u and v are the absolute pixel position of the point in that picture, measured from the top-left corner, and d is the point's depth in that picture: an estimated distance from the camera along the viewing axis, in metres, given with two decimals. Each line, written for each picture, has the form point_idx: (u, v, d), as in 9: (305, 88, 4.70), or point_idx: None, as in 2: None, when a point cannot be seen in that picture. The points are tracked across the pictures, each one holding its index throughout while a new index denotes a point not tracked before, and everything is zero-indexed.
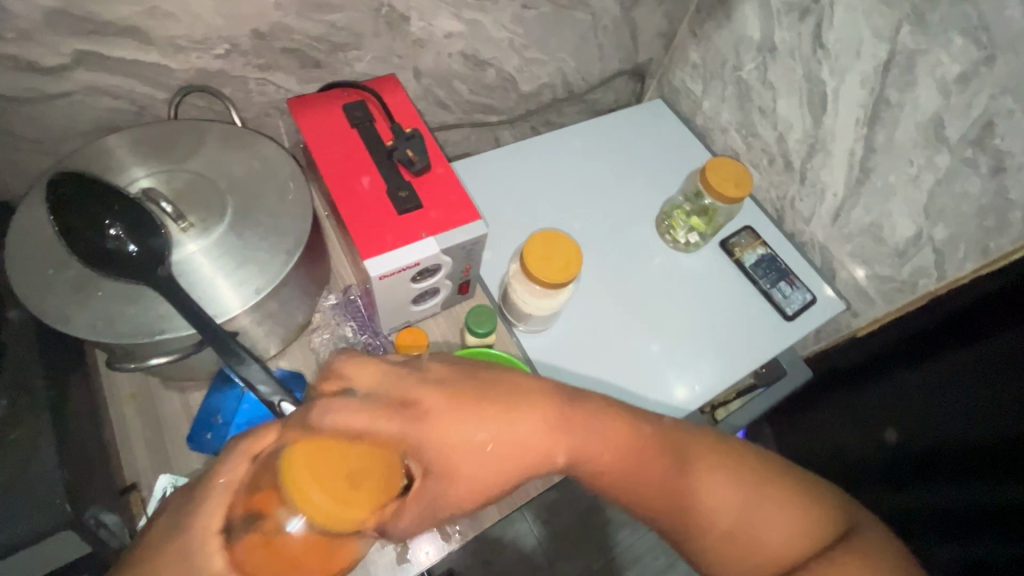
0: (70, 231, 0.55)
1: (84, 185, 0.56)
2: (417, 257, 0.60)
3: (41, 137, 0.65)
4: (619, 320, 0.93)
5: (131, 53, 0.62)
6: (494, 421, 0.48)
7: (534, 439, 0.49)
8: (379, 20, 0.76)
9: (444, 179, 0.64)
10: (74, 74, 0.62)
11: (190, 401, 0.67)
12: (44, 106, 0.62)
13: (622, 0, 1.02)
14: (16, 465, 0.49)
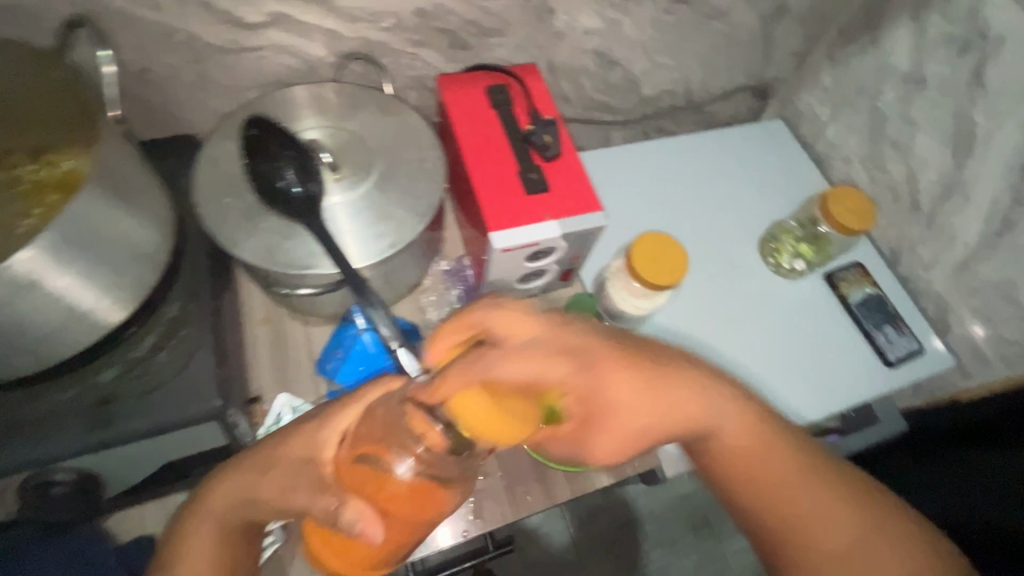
0: (253, 168, 0.62)
1: (271, 130, 0.64)
2: (539, 238, 0.63)
3: (223, 84, 0.74)
4: (706, 333, 0.92)
5: (315, 18, 0.70)
6: (640, 380, 0.53)
7: (683, 406, 0.54)
8: (527, 11, 0.80)
9: (573, 168, 0.67)
10: (264, 32, 0.69)
11: (311, 334, 0.74)
12: (237, 59, 0.71)
13: (763, 15, 1.00)
14: (183, 358, 0.56)
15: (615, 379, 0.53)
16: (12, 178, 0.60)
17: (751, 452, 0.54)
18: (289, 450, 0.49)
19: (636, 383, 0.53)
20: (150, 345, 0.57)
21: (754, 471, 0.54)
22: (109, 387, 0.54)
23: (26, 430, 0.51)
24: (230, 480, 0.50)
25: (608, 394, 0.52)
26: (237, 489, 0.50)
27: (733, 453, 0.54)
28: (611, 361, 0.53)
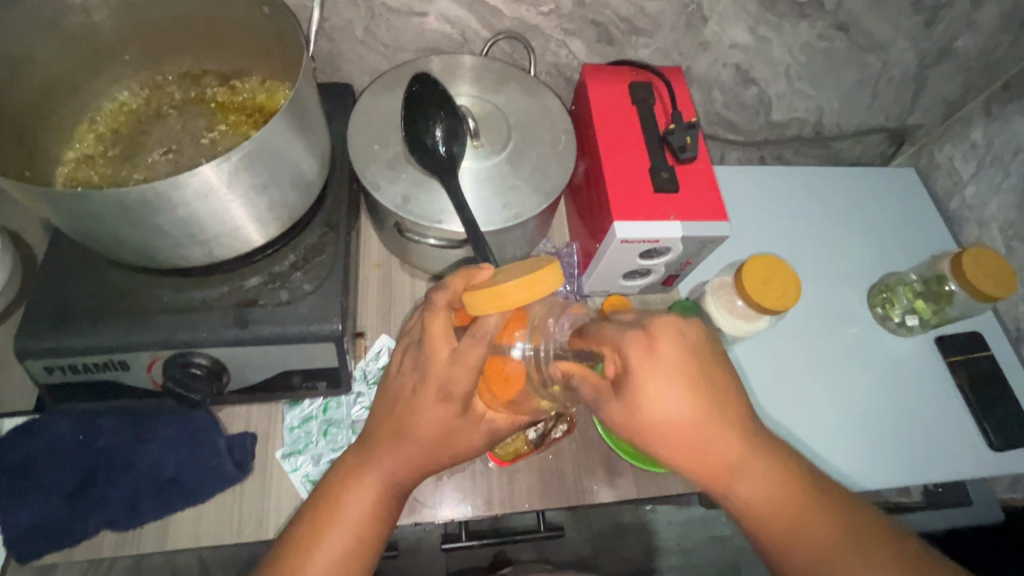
0: (409, 123, 0.67)
1: (432, 90, 0.69)
2: (661, 236, 0.63)
3: (378, 43, 0.78)
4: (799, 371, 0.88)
5: None
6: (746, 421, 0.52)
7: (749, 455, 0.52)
8: (680, 17, 0.80)
9: (706, 175, 0.67)
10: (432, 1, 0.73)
11: (417, 287, 0.78)
12: (401, 22, 0.75)
13: (923, 56, 0.94)
14: (318, 281, 0.61)
15: (670, 392, 0.51)
16: (201, 96, 0.67)
17: (810, 526, 0.50)
18: (432, 398, 0.54)
19: (687, 396, 0.52)
20: (290, 263, 0.63)
21: (815, 545, 0.50)
22: (253, 293, 0.60)
23: (182, 314, 0.58)
24: (381, 423, 0.56)
25: (666, 403, 0.51)
26: (401, 429, 0.55)
27: (780, 509, 0.51)
28: (668, 369, 0.51)
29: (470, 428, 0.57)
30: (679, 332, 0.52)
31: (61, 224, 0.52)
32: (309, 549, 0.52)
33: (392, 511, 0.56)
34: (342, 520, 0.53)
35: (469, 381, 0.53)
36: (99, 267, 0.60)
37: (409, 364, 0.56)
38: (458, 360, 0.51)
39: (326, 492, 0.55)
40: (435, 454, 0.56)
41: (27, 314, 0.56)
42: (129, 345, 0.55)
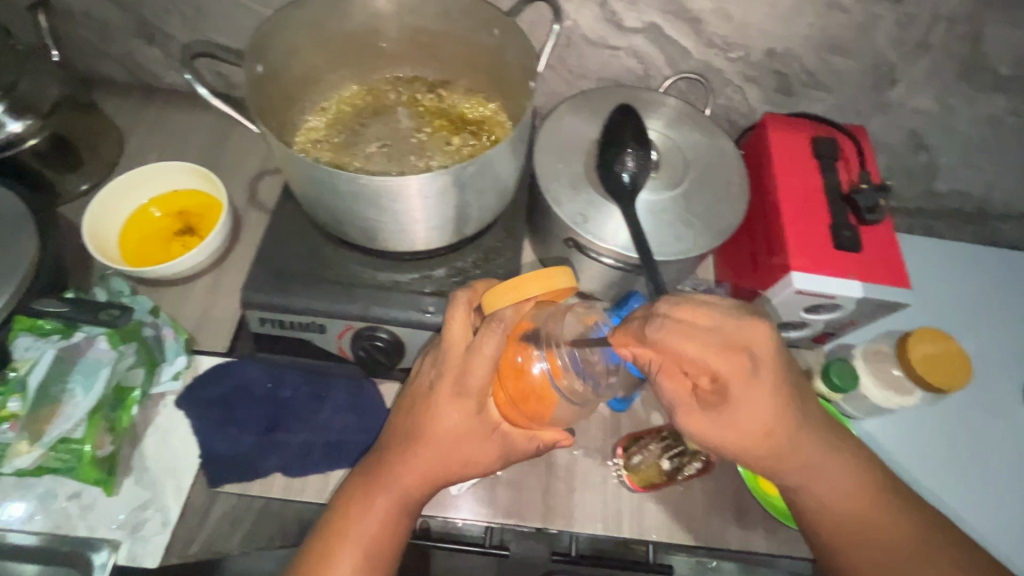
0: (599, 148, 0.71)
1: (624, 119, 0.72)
2: (840, 293, 0.63)
3: (563, 69, 0.82)
4: (949, 473, 0.79)
5: (676, 34, 0.76)
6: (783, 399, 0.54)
7: (818, 438, 0.57)
8: (868, 77, 0.79)
9: (889, 239, 0.67)
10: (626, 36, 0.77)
11: None
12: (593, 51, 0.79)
13: None
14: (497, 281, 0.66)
15: (766, 397, 0.53)
16: (411, 99, 0.74)
17: (854, 489, 0.57)
18: (448, 395, 0.55)
19: (778, 403, 0.54)
20: (471, 261, 0.68)
21: (860, 507, 0.57)
22: (439, 284, 0.66)
23: (378, 292, 0.64)
24: (403, 416, 0.58)
25: (737, 411, 0.53)
26: (416, 440, 0.56)
27: (832, 474, 0.57)
28: (761, 370, 0.52)
29: (484, 435, 0.57)
30: (725, 330, 0.51)
31: (308, 195, 0.59)
32: (338, 551, 0.55)
33: (410, 521, 0.58)
34: (361, 527, 0.55)
35: (485, 379, 0.54)
36: (311, 237, 0.67)
37: (428, 364, 0.57)
38: (472, 356, 0.53)
39: (356, 489, 0.57)
40: (447, 468, 0.57)
41: (252, 270, 0.64)
42: (333, 312, 0.62)
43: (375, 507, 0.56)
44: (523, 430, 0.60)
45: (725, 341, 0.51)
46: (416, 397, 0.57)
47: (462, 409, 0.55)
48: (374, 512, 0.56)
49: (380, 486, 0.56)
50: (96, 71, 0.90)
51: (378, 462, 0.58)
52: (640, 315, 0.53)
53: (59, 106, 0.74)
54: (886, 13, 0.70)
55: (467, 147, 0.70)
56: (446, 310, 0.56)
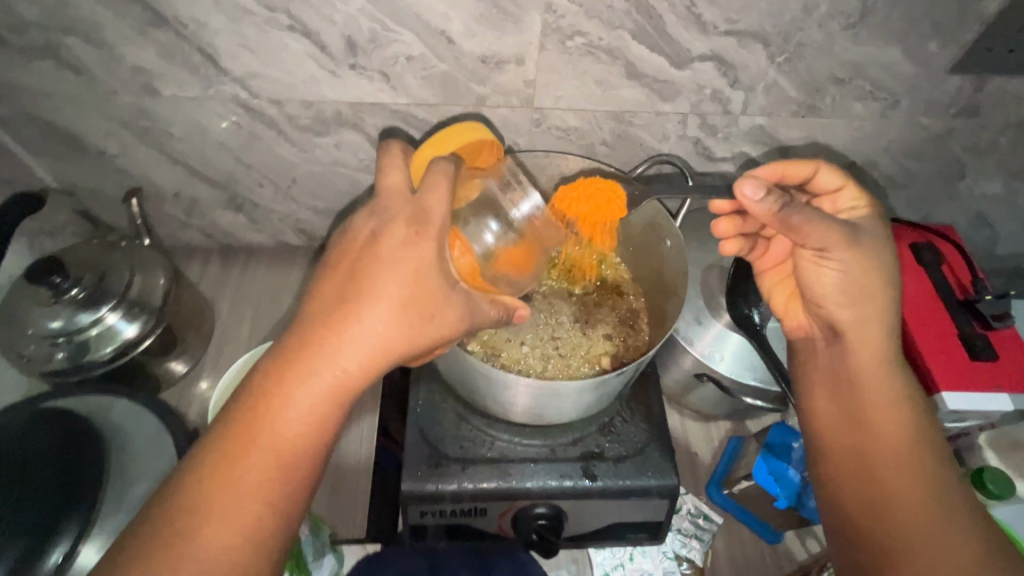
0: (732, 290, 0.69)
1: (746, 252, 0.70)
2: (992, 407, 0.64)
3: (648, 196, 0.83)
4: None
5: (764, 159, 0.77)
6: (865, 257, 0.54)
7: (874, 360, 0.56)
8: (943, 176, 0.82)
9: (1016, 342, 0.69)
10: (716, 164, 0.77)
11: (684, 425, 0.79)
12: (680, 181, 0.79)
13: None
14: (647, 434, 0.65)
15: (861, 275, 0.54)
16: None
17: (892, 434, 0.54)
18: (403, 235, 0.46)
19: (863, 294, 0.55)
20: (615, 413, 0.67)
21: (880, 427, 0.55)
22: (593, 444, 0.64)
23: (538, 465, 0.62)
24: (330, 289, 0.46)
25: (835, 279, 0.55)
26: (361, 300, 0.45)
27: (872, 407, 0.55)
28: (874, 253, 0.54)
29: (445, 292, 0.47)
30: (860, 202, 0.58)
31: (469, 375, 0.59)
32: (234, 464, 0.43)
33: (333, 430, 0.46)
34: (272, 431, 0.44)
35: (446, 219, 0.46)
36: (456, 410, 0.66)
37: (368, 213, 0.48)
38: (425, 197, 0.46)
39: (292, 345, 0.45)
40: (391, 347, 0.45)
41: (405, 456, 0.62)
42: (498, 494, 0.60)
43: (292, 405, 0.44)
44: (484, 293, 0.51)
45: (853, 212, 0.58)
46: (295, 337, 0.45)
47: (395, 280, 0.45)
48: (289, 414, 0.44)
49: (302, 389, 0.44)
50: (178, 239, 0.87)
51: (328, 299, 0.46)
52: (804, 169, 0.58)
53: (168, 295, 0.72)
54: (961, 124, 0.74)
55: (588, 297, 0.71)
56: (378, 157, 0.49)
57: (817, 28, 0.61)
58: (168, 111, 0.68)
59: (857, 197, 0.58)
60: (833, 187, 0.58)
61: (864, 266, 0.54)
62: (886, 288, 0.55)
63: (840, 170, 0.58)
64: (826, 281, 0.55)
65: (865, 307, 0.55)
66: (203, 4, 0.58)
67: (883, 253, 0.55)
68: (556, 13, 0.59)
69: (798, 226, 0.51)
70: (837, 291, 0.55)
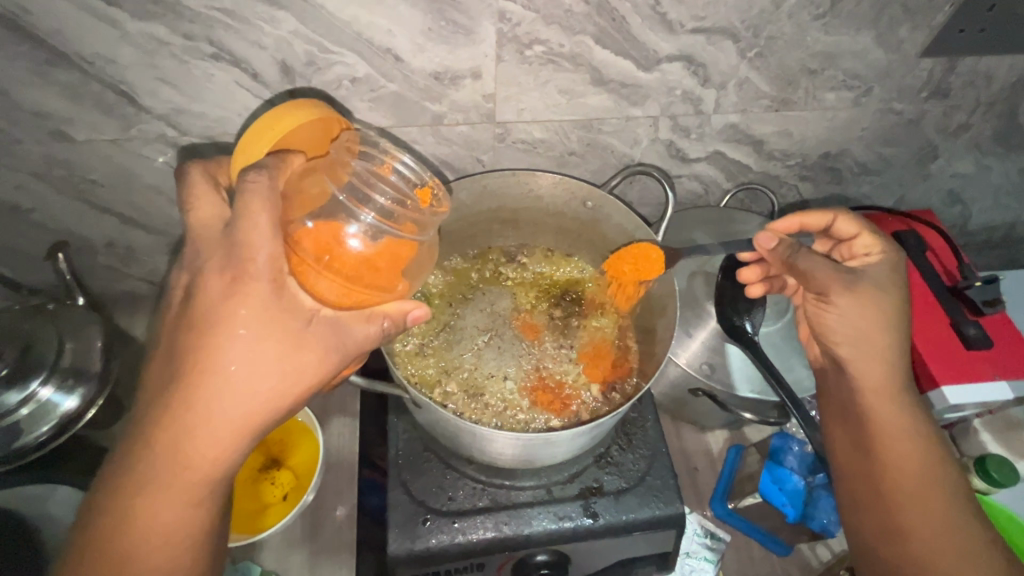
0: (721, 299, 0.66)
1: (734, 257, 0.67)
2: (992, 398, 0.63)
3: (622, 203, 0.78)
4: None
5: (739, 156, 0.73)
6: (867, 298, 0.54)
7: (885, 398, 0.55)
8: (919, 160, 0.80)
9: (1007, 327, 0.68)
10: (690, 165, 0.73)
11: (681, 439, 0.75)
12: (654, 186, 0.75)
13: None
14: (646, 460, 0.61)
15: (867, 319, 0.54)
16: (496, 274, 0.70)
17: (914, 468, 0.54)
18: (225, 287, 0.40)
19: (875, 335, 0.54)
20: (611, 441, 0.63)
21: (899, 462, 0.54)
22: (592, 478, 0.60)
23: (536, 508, 0.57)
24: (176, 338, 0.41)
25: (838, 321, 0.55)
26: (204, 371, 0.39)
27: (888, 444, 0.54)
28: (882, 296, 0.54)
29: (298, 333, 0.40)
30: (875, 248, 0.58)
31: (451, 430, 0.54)
32: (103, 565, 0.40)
33: (212, 503, 0.42)
34: (139, 523, 0.40)
35: (267, 261, 0.40)
36: (442, 458, 0.61)
37: (206, 254, 0.42)
38: (237, 231, 0.40)
39: (143, 427, 0.41)
40: (262, 397, 0.40)
41: (389, 515, 0.56)
42: (495, 547, 0.55)
43: (151, 493, 0.40)
44: (353, 312, 0.43)
45: (866, 258, 0.58)
46: (155, 398, 0.41)
47: (247, 325, 0.39)
48: (153, 507, 0.40)
49: (166, 469, 0.40)
50: (117, 290, 0.79)
51: (168, 374, 0.40)
52: (821, 217, 0.59)
53: (110, 355, 0.64)
54: (934, 107, 0.72)
55: (572, 318, 0.67)
56: (183, 194, 0.46)
57: (787, 19, 0.58)
58: (86, 157, 0.61)
59: (873, 241, 0.58)
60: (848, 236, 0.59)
61: (868, 305, 0.54)
62: (897, 325, 0.54)
63: (860, 219, 0.59)
64: (836, 319, 0.55)
65: (868, 342, 0.54)
66: (110, 37, 0.51)
67: (884, 291, 0.54)
68: (511, 21, 0.54)
69: (803, 271, 0.54)
70: (845, 329, 0.54)
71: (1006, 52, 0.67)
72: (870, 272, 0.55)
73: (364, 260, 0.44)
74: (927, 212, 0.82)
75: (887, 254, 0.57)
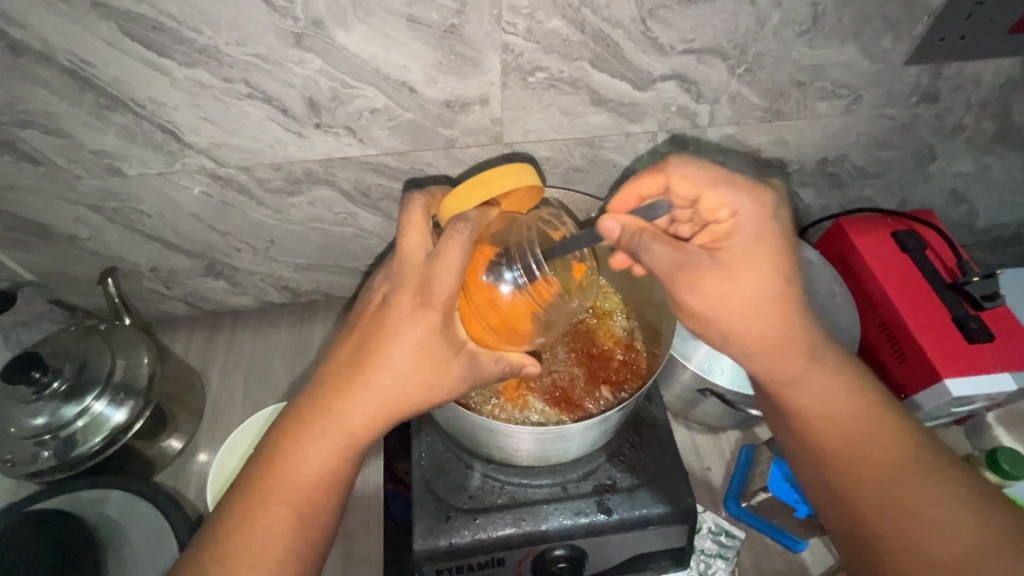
0: None
1: None
2: (997, 388, 0.64)
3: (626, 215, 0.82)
4: None
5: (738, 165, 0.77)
6: (753, 277, 0.49)
7: (787, 358, 0.51)
8: (916, 161, 0.82)
9: (1006, 319, 0.70)
10: None
11: (694, 439, 0.78)
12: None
13: None
14: (657, 459, 0.64)
15: (758, 280, 0.49)
16: None
17: (848, 425, 0.51)
18: (410, 307, 0.47)
19: (762, 302, 0.49)
20: (623, 440, 0.65)
21: (852, 446, 0.51)
22: (605, 475, 0.62)
23: (552, 505, 0.60)
24: (357, 338, 0.49)
25: (718, 317, 0.49)
26: (372, 372, 0.47)
27: (818, 412, 0.52)
28: (746, 262, 0.49)
29: (447, 357, 0.49)
30: (723, 207, 0.50)
31: (473, 429, 0.58)
32: (254, 516, 0.45)
33: (345, 477, 0.48)
34: (288, 480, 0.46)
35: (448, 295, 0.47)
36: (462, 459, 0.64)
37: (386, 277, 0.50)
38: (433, 267, 0.47)
39: (304, 412, 0.48)
40: (409, 397, 0.48)
41: (415, 514, 0.60)
42: (513, 544, 0.58)
43: (307, 463, 0.47)
44: (489, 351, 0.53)
45: (722, 223, 0.51)
46: (332, 386, 0.48)
47: (410, 345, 0.47)
48: (302, 474, 0.47)
49: (325, 442, 0.47)
50: (159, 311, 0.86)
51: (348, 365, 0.48)
52: (654, 183, 0.53)
53: (154, 374, 0.69)
54: (925, 111, 0.75)
55: (584, 325, 0.71)
56: (401, 215, 0.51)
57: (772, 37, 0.62)
58: (135, 189, 0.67)
59: (717, 200, 0.50)
60: (692, 195, 0.52)
61: (773, 297, 0.49)
62: (783, 260, 0.50)
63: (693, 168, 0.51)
64: (737, 286, 0.48)
65: (765, 324, 0.50)
66: (159, 84, 0.57)
67: (757, 271, 0.49)
68: (514, 52, 0.59)
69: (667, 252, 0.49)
70: (766, 314, 0.50)
71: (992, 57, 0.70)
72: (735, 266, 0.49)
73: (517, 311, 0.52)
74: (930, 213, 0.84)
75: (688, 187, 0.52)
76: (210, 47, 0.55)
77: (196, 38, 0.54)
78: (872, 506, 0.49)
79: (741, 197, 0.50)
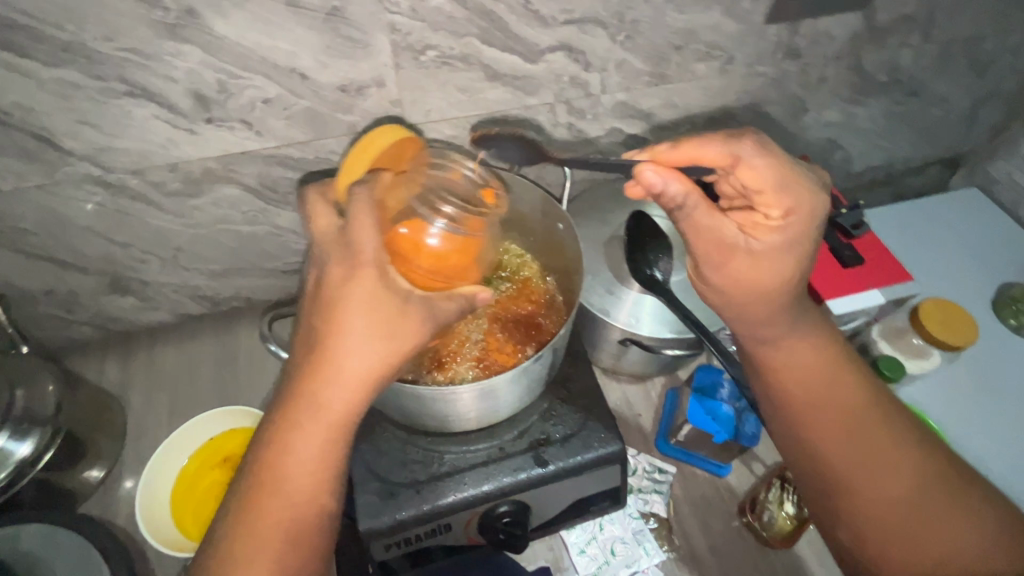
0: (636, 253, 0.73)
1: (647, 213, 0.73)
2: (865, 304, 0.74)
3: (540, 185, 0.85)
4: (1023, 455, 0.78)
5: (635, 130, 0.82)
6: (772, 277, 0.53)
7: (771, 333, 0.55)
8: (792, 114, 0.91)
9: (874, 244, 0.79)
10: (593, 144, 0.81)
11: (624, 390, 0.83)
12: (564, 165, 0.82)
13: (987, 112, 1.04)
14: (586, 408, 0.67)
15: (752, 280, 0.54)
16: None
17: (809, 365, 0.55)
18: (343, 276, 0.46)
19: (765, 293, 0.54)
20: (553, 397, 0.69)
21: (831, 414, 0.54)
22: (539, 431, 0.65)
23: (491, 466, 0.62)
24: (308, 323, 0.47)
25: (767, 279, 0.53)
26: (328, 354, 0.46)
27: (795, 380, 0.55)
28: (772, 249, 0.53)
29: (398, 312, 0.46)
30: (778, 199, 0.50)
31: (406, 403, 0.59)
32: (249, 532, 0.44)
33: (339, 468, 0.47)
34: (283, 484, 0.45)
35: (373, 250, 0.46)
36: (400, 437, 0.65)
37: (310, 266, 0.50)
38: (350, 234, 0.46)
39: (279, 415, 0.46)
40: (381, 364, 0.46)
41: (358, 497, 0.60)
42: (458, 508, 0.60)
43: (296, 465, 0.45)
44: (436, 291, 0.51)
45: (776, 214, 0.51)
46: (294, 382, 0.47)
47: (353, 316, 0.45)
48: (293, 474, 0.45)
49: (308, 435, 0.46)
50: (64, 337, 0.80)
51: (305, 352, 0.47)
52: (720, 158, 0.50)
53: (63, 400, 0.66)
54: (792, 67, 0.83)
55: (504, 291, 0.74)
56: (305, 213, 0.52)
57: (645, 5, 0.67)
58: (14, 206, 0.63)
59: (782, 197, 0.50)
60: (756, 187, 0.51)
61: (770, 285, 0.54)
62: (793, 252, 0.52)
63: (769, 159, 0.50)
64: (758, 266, 0.53)
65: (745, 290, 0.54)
66: (25, 88, 0.54)
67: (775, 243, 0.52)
68: (402, 32, 0.60)
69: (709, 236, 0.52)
70: (751, 294, 0.54)
71: (838, 13, 0.78)
72: (759, 252, 0.52)
73: (446, 244, 0.53)
74: (807, 158, 0.93)
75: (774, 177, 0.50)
76: (76, 45, 0.53)
77: (58, 35, 0.52)
78: (847, 470, 0.52)
79: (796, 196, 0.51)
